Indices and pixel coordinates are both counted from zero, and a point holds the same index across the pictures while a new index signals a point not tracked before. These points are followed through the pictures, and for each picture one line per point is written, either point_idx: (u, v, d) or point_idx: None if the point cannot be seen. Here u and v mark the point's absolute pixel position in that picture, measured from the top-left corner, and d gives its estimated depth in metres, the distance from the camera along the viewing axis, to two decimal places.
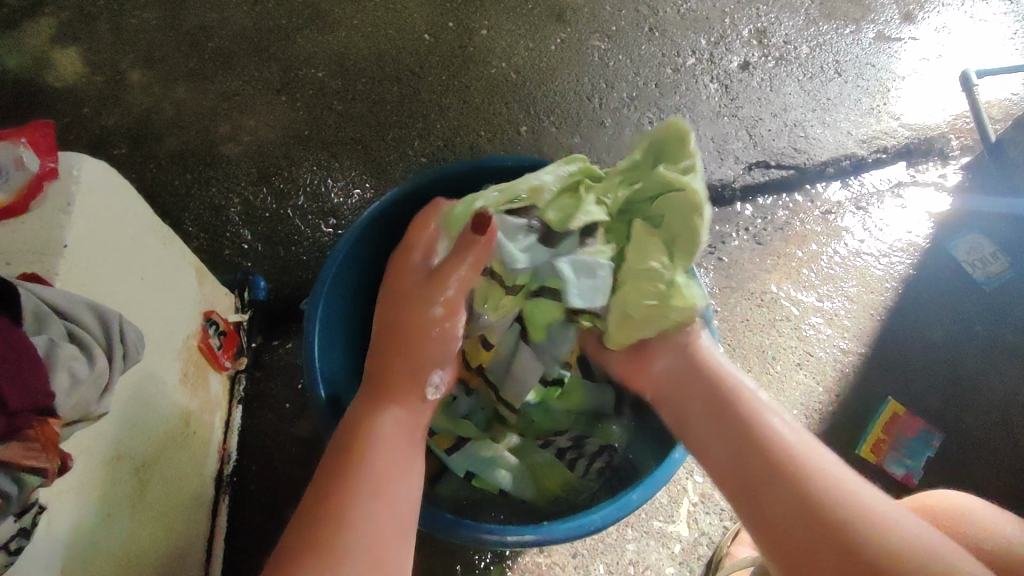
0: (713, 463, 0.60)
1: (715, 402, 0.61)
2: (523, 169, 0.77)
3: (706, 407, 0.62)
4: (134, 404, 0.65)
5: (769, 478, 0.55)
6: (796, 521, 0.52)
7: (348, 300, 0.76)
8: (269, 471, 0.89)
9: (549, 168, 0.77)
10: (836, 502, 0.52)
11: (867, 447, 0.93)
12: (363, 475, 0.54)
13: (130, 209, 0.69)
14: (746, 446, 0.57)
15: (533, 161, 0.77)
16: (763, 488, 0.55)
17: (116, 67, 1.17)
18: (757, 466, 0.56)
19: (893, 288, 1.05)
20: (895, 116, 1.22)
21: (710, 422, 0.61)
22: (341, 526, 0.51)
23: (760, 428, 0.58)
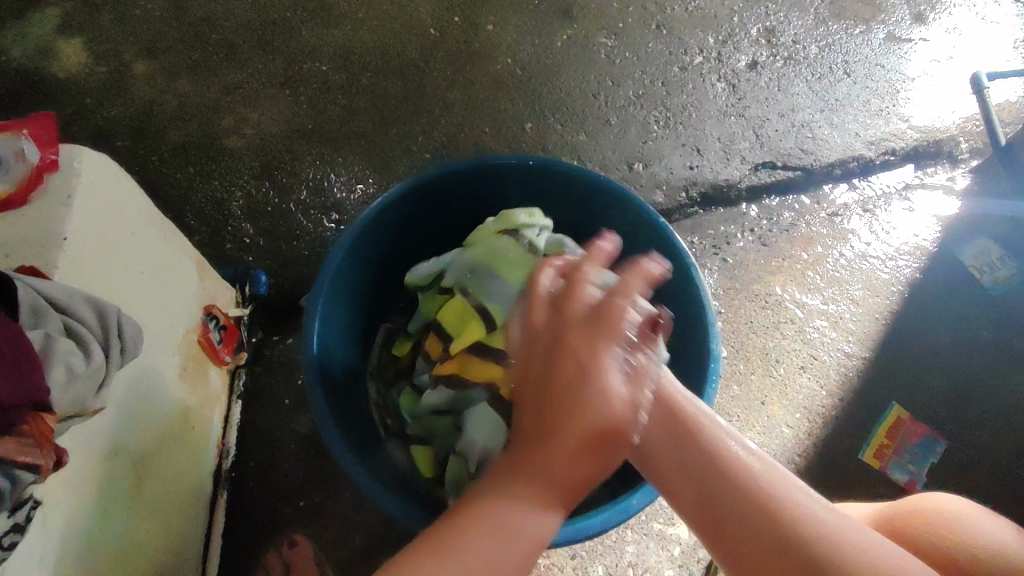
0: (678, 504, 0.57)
1: (673, 445, 0.58)
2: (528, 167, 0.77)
3: (659, 430, 0.59)
4: (131, 398, 0.64)
5: (743, 519, 0.53)
6: (757, 548, 0.52)
7: (349, 296, 0.75)
8: (267, 467, 0.88)
9: (555, 167, 0.76)
10: (791, 516, 0.52)
11: (870, 452, 0.93)
12: (490, 521, 0.47)
13: (130, 202, 0.68)
14: (699, 468, 0.57)
15: (537, 159, 0.76)
16: (739, 528, 0.53)
17: (119, 58, 1.16)
18: (714, 493, 0.55)
19: (899, 292, 1.04)
20: (904, 118, 1.20)
21: (667, 449, 0.59)
22: (438, 571, 0.45)
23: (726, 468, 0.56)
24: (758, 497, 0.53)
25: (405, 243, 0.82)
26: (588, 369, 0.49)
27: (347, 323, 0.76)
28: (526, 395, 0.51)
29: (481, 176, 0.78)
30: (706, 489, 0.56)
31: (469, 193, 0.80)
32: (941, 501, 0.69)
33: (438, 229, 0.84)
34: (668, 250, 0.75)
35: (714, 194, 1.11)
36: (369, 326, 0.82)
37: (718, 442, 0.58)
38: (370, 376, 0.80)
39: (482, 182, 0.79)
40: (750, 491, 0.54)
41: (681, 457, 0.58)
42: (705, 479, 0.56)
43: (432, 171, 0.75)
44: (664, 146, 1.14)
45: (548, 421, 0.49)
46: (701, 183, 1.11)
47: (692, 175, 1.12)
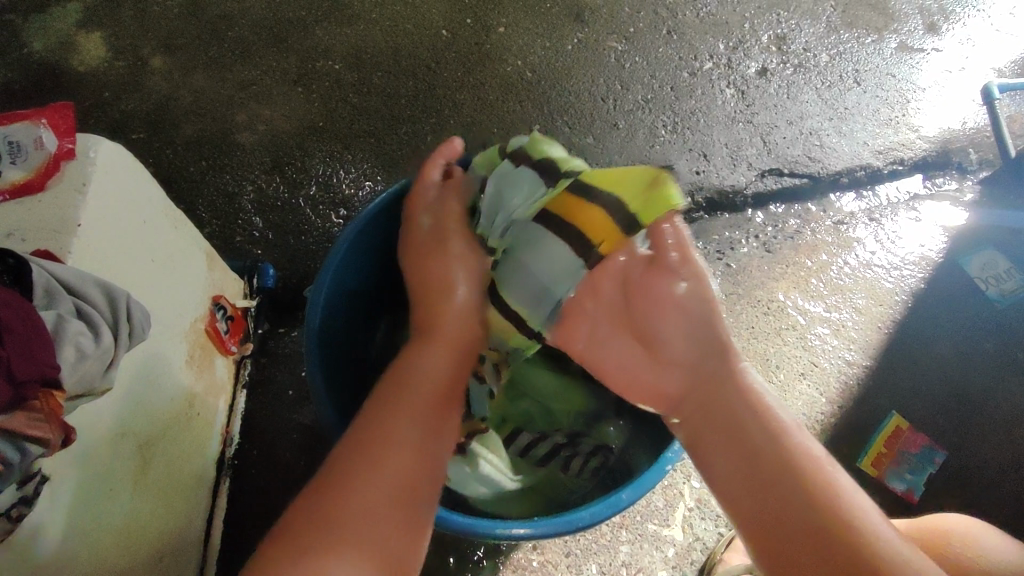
0: (714, 466, 0.57)
1: (726, 418, 0.58)
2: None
3: (720, 405, 0.59)
4: (137, 383, 0.66)
5: (780, 495, 0.52)
6: (804, 542, 0.49)
7: (352, 287, 0.77)
8: (269, 456, 0.90)
9: None
10: (868, 539, 0.48)
11: (868, 460, 0.91)
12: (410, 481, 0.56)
13: (143, 191, 0.70)
14: (750, 442, 0.55)
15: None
16: (775, 505, 0.52)
17: (138, 53, 1.19)
18: (781, 499, 0.52)
19: (903, 301, 1.04)
20: (913, 128, 1.21)
21: (728, 440, 0.57)
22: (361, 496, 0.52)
23: (775, 442, 0.55)
24: (813, 486, 0.51)
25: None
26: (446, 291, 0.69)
27: (349, 315, 0.77)
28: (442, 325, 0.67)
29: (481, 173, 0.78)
30: (769, 486, 0.53)
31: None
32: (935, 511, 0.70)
33: None
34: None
35: (719, 200, 1.11)
36: (371, 320, 0.84)
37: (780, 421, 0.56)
38: (371, 368, 0.81)
39: None
40: (828, 504, 0.50)
41: (750, 449, 0.55)
42: (766, 480, 0.53)
43: (438, 167, 0.76)
44: (670, 151, 1.15)
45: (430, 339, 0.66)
46: (707, 188, 1.12)
47: (697, 180, 1.13)
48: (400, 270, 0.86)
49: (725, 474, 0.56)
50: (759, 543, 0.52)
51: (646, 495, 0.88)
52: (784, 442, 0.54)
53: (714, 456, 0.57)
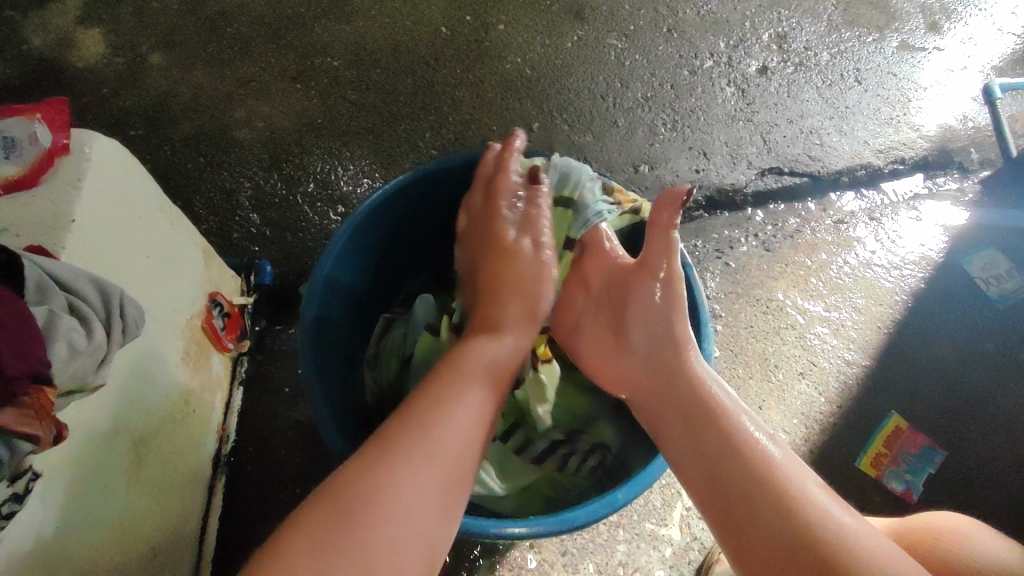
0: (686, 473, 0.59)
1: (694, 426, 0.59)
2: (529, 164, 0.77)
3: (683, 415, 0.61)
4: (133, 380, 0.66)
5: (748, 499, 0.53)
6: (772, 543, 0.51)
7: (348, 285, 0.77)
8: (265, 453, 0.90)
9: (553, 164, 0.77)
10: (812, 515, 0.51)
11: (867, 460, 0.90)
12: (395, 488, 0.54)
13: (139, 187, 0.70)
14: (714, 449, 0.57)
15: (536, 157, 0.77)
16: (744, 509, 0.53)
17: (136, 49, 1.19)
18: (728, 475, 0.55)
19: (903, 301, 1.03)
20: (914, 127, 1.20)
21: (691, 436, 0.59)
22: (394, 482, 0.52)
23: (740, 448, 0.56)
24: (777, 488, 0.53)
25: (406, 235, 0.83)
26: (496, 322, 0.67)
27: (345, 312, 0.77)
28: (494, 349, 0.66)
29: (480, 170, 0.78)
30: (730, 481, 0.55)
31: (469, 188, 0.81)
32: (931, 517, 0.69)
33: (433, 222, 0.84)
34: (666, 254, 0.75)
35: (719, 198, 1.11)
36: (368, 318, 0.84)
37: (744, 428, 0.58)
38: (366, 365, 0.80)
39: (483, 176, 0.79)
40: (770, 479, 0.54)
41: (710, 443, 0.58)
42: (721, 466, 0.56)
43: (435, 164, 0.76)
44: (670, 149, 1.15)
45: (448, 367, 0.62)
46: (706, 186, 1.12)
47: (697, 178, 1.12)
48: (397, 266, 0.86)
49: (696, 480, 0.57)
50: (715, 518, 0.55)
51: (643, 494, 0.88)
52: (734, 429, 0.58)
53: (679, 451, 0.60)
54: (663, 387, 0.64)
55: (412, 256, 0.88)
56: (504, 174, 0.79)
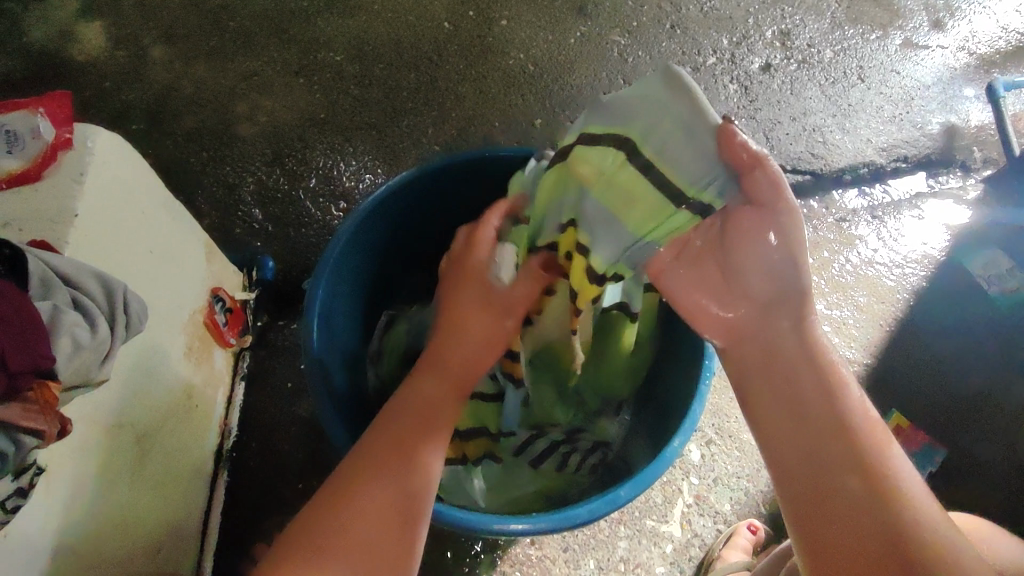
0: (771, 445, 0.53)
1: (792, 396, 0.53)
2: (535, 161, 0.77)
3: (778, 383, 0.54)
4: (136, 374, 0.66)
5: (841, 487, 0.49)
6: (860, 546, 0.46)
7: (352, 281, 0.77)
8: (267, 448, 0.90)
9: None
10: (914, 520, 0.46)
11: None
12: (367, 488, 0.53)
13: (142, 182, 0.70)
14: (814, 428, 0.51)
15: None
16: (835, 498, 0.48)
17: (138, 43, 1.18)
18: (825, 454, 0.50)
19: (904, 299, 1.02)
20: (917, 125, 1.20)
21: (778, 387, 0.54)
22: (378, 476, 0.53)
23: (843, 432, 0.50)
24: (877, 482, 0.48)
25: (410, 232, 0.83)
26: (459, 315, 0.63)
27: (348, 310, 0.77)
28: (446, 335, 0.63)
29: (484, 167, 0.77)
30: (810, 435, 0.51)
31: (474, 186, 0.81)
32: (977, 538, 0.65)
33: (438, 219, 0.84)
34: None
35: None
36: (371, 314, 0.84)
37: (851, 411, 0.51)
38: (369, 361, 0.81)
39: (487, 174, 0.79)
40: (869, 471, 0.48)
41: (795, 395, 0.53)
42: (820, 451, 0.50)
43: (439, 161, 0.76)
44: None
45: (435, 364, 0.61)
46: None
47: None
48: (401, 264, 0.86)
49: (784, 455, 0.52)
50: (797, 500, 0.50)
51: (644, 492, 0.88)
52: (841, 408, 0.51)
53: (764, 402, 0.54)
54: (770, 337, 0.55)
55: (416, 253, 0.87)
56: (508, 171, 0.79)
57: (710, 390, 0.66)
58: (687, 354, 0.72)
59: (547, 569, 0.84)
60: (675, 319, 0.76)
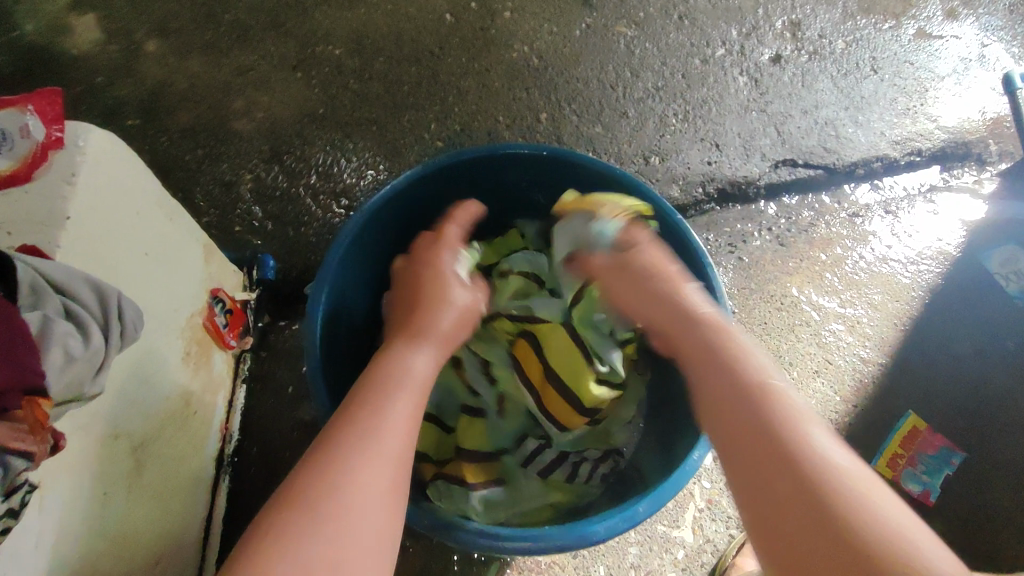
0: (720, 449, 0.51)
1: (722, 400, 0.52)
2: (544, 157, 0.74)
3: (712, 385, 0.54)
4: (131, 382, 0.64)
5: (775, 475, 0.46)
6: (799, 529, 0.43)
7: (355, 282, 0.74)
8: (268, 453, 0.88)
9: (567, 157, 0.73)
10: (849, 504, 0.43)
11: (883, 462, 0.88)
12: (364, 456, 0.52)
13: (137, 183, 0.67)
14: (743, 420, 0.50)
15: (552, 151, 0.73)
16: (769, 484, 0.46)
17: (133, 37, 1.16)
18: (758, 444, 0.48)
19: (919, 298, 1.00)
20: (931, 117, 1.17)
21: (710, 396, 0.54)
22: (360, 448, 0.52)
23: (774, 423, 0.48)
24: (809, 465, 0.45)
25: (415, 228, 0.80)
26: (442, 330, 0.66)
27: (351, 312, 0.75)
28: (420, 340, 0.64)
29: (491, 164, 0.75)
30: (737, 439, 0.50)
31: (480, 180, 0.78)
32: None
33: (442, 217, 0.82)
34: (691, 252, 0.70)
35: (732, 190, 1.08)
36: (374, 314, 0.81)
37: (782, 403, 0.50)
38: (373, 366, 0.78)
39: (494, 171, 0.76)
40: (794, 457, 0.46)
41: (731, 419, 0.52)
42: (751, 444, 0.48)
43: (446, 157, 0.72)
44: (682, 141, 1.12)
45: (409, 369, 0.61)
46: (719, 178, 1.09)
47: (710, 170, 1.09)
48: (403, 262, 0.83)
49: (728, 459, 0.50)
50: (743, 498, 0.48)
51: None
52: (771, 400, 0.50)
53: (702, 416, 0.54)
54: (696, 350, 0.57)
55: None
56: (516, 167, 0.76)
57: None
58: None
59: None
60: None
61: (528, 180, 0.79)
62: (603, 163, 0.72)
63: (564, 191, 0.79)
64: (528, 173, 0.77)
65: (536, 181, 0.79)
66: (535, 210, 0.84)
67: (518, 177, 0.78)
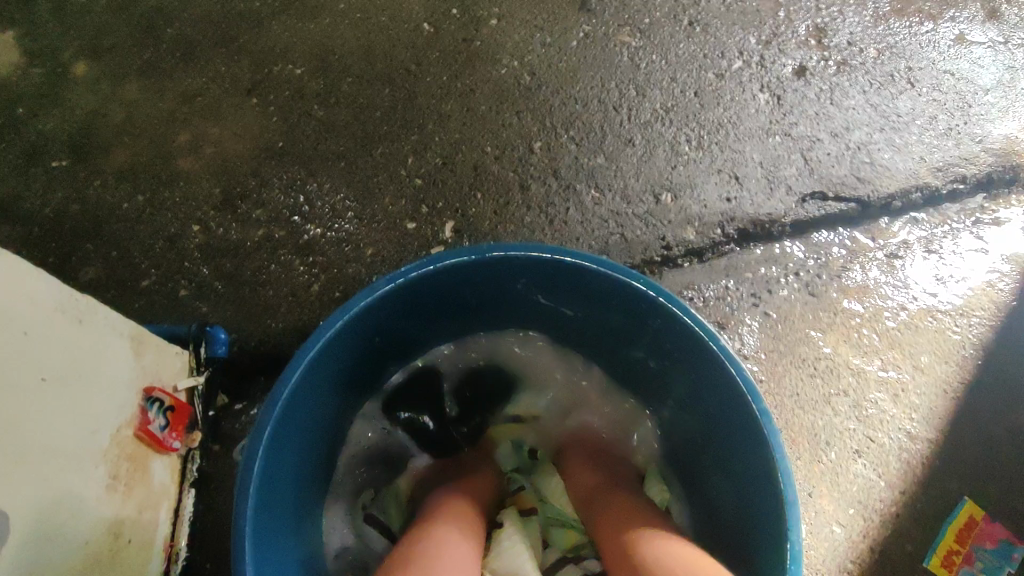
0: None
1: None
2: (545, 262, 0.60)
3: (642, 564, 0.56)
4: (26, 552, 0.51)
5: None
6: None
7: (305, 414, 0.60)
8: (224, 567, 0.75)
9: (576, 264, 0.60)
10: None
11: (937, 560, 0.76)
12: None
13: (25, 294, 0.53)
14: None
15: (552, 254, 0.60)
16: None
17: (57, 58, 0.99)
18: None
19: (972, 357, 0.87)
20: (976, 138, 1.03)
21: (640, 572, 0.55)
22: (441, 551, 0.55)
23: None
24: None
25: (379, 337, 0.66)
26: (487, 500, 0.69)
27: (302, 442, 0.62)
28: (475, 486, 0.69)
29: (480, 269, 0.62)
30: (650, 566, 0.54)
31: (463, 283, 0.64)
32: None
33: (418, 320, 0.68)
34: (738, 391, 0.57)
35: (754, 230, 0.95)
36: (331, 432, 0.68)
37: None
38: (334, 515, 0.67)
39: (483, 274, 0.63)
40: None
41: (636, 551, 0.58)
42: None
43: (418, 264, 0.59)
44: (696, 172, 0.98)
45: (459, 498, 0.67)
46: (739, 217, 0.95)
47: (728, 207, 0.96)
48: (370, 370, 0.70)
49: None
50: None
51: None
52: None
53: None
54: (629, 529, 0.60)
55: (392, 355, 0.72)
56: (510, 271, 0.63)
57: (802, 549, 0.53)
58: (766, 537, 0.57)
59: None
60: (736, 434, 0.61)
61: (524, 283, 0.66)
62: (621, 272, 0.59)
63: (567, 291, 0.66)
64: (521, 274, 0.64)
65: (534, 283, 0.65)
66: (528, 308, 0.71)
67: (510, 277, 0.64)
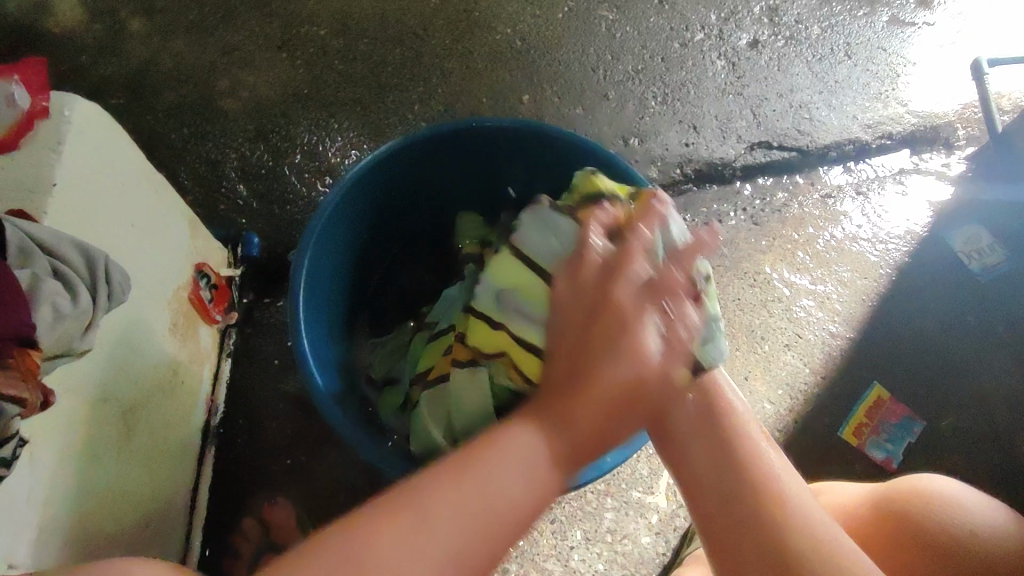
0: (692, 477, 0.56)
1: (719, 457, 0.55)
2: (517, 131, 0.74)
3: (705, 443, 0.56)
4: (117, 350, 0.64)
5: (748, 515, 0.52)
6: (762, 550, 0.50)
7: (333, 260, 0.74)
8: (255, 422, 0.90)
9: (539, 129, 0.73)
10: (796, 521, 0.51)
11: (849, 430, 0.95)
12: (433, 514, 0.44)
13: (123, 155, 0.67)
14: (726, 469, 0.55)
15: (526, 123, 0.73)
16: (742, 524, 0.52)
17: (115, 16, 1.15)
18: (737, 501, 0.53)
19: (886, 274, 1.06)
20: (902, 102, 1.20)
21: (701, 433, 0.57)
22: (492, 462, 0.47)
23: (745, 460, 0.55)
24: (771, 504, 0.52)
25: (385, 207, 0.80)
26: (632, 347, 0.50)
27: (333, 289, 0.76)
28: (570, 328, 0.53)
29: (467, 138, 0.75)
30: (714, 442, 0.56)
31: (456, 158, 0.78)
32: (923, 476, 0.73)
33: (416, 195, 0.82)
34: None
35: (709, 171, 1.11)
36: (353, 294, 0.82)
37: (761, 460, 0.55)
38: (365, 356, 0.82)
39: (469, 146, 0.76)
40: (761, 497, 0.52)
41: (759, 535, 0.51)
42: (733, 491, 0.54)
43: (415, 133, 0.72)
44: (660, 123, 1.14)
45: (585, 389, 0.49)
46: (696, 160, 1.12)
47: (687, 152, 1.12)
48: (380, 242, 0.84)
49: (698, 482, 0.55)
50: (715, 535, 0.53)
51: (631, 464, 0.89)
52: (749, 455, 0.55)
53: (686, 447, 0.57)
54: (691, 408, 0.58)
55: (396, 229, 0.85)
56: (490, 142, 0.76)
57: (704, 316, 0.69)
58: None
59: (535, 540, 0.85)
60: None
61: (502, 156, 0.79)
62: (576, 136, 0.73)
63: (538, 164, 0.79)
64: (500, 146, 0.77)
65: (510, 157, 0.79)
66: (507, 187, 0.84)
67: (494, 155, 0.79)
